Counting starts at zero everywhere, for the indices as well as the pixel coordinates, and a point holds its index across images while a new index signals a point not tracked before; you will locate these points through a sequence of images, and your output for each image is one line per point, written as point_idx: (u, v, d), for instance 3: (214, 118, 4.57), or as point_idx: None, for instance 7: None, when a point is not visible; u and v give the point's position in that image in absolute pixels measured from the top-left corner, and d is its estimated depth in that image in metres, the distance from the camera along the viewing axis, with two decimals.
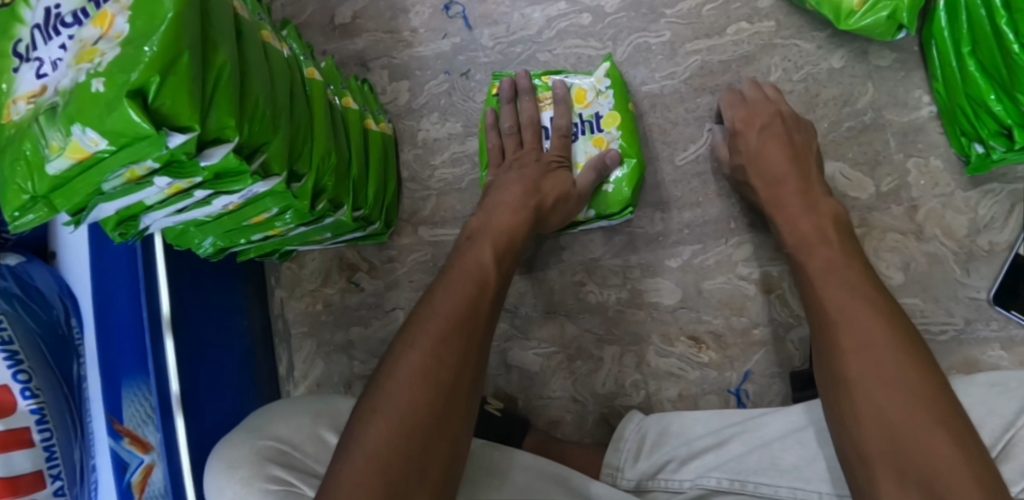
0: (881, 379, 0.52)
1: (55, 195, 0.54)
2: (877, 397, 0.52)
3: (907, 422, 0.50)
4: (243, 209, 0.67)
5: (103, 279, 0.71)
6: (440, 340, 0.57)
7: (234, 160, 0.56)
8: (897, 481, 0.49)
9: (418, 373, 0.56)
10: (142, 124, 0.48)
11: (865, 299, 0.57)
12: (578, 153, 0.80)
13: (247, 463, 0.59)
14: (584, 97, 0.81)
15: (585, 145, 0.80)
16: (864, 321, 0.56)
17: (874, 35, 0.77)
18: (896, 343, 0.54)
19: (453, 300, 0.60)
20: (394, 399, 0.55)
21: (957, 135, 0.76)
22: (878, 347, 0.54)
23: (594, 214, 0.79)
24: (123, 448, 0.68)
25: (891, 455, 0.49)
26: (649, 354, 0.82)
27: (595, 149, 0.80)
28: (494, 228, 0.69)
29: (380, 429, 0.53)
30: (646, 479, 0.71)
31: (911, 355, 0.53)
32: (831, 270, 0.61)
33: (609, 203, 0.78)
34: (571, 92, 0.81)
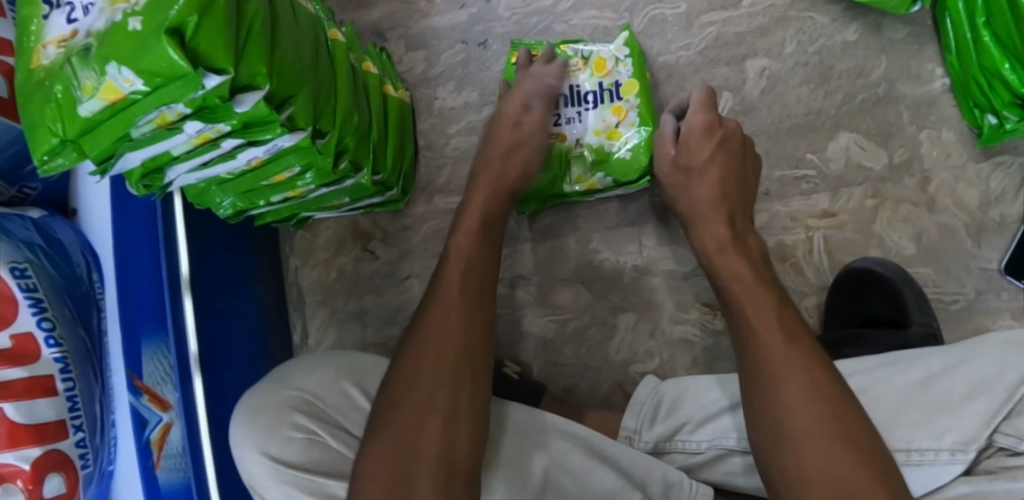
0: (823, 433, 0.52)
1: (84, 140, 0.54)
2: (819, 455, 0.52)
3: (845, 477, 0.50)
4: (265, 167, 0.68)
5: (122, 233, 0.70)
6: (448, 330, 0.63)
7: (264, 110, 0.57)
8: None
9: (432, 362, 0.61)
10: (179, 62, 0.48)
11: (797, 350, 0.57)
12: (596, 120, 0.80)
13: (270, 413, 0.62)
14: (604, 66, 0.81)
15: (603, 113, 0.80)
16: (799, 363, 0.56)
17: (889, 8, 0.78)
18: (833, 394, 0.54)
19: (452, 293, 0.66)
20: (414, 386, 0.60)
21: (970, 108, 0.78)
22: (818, 397, 0.54)
23: (610, 181, 0.80)
24: (142, 405, 0.68)
25: None
26: (663, 321, 0.82)
27: (612, 117, 0.79)
28: (478, 210, 0.72)
29: (405, 415, 0.59)
30: (663, 441, 0.74)
31: (842, 407, 0.54)
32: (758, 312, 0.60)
33: (626, 170, 0.79)
34: (590, 61, 0.81)
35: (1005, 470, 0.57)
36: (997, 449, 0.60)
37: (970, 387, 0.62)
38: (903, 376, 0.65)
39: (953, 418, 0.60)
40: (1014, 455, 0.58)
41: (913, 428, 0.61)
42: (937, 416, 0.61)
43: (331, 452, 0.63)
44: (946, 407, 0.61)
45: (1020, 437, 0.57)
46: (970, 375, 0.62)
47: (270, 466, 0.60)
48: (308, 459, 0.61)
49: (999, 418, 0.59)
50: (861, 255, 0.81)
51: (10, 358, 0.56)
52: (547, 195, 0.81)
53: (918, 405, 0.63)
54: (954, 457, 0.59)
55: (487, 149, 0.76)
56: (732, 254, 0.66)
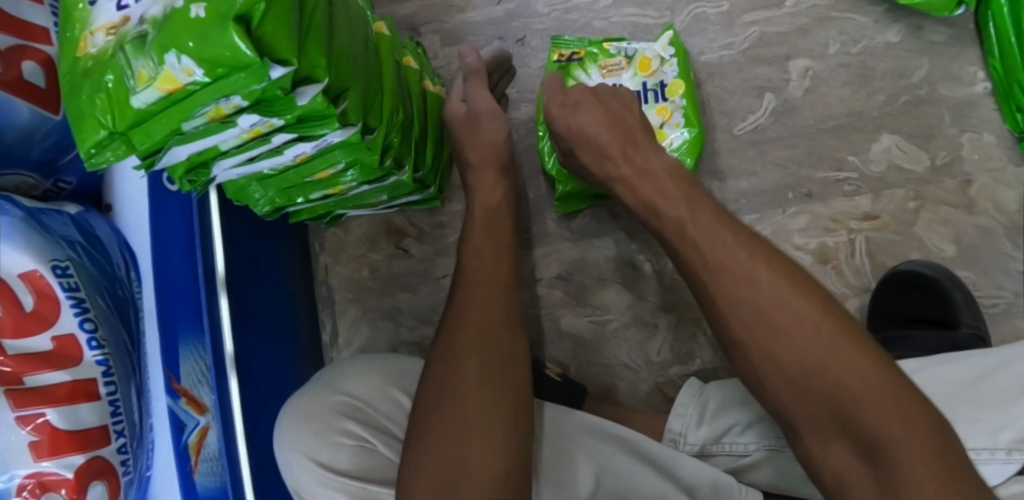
0: (780, 328, 0.50)
1: (134, 132, 0.52)
2: (777, 350, 0.50)
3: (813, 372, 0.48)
4: (310, 163, 0.66)
5: (159, 230, 0.67)
6: (468, 328, 0.61)
7: (322, 104, 0.54)
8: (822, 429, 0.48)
9: (454, 358, 0.59)
10: (246, 52, 0.46)
11: (730, 244, 0.54)
12: None
13: (319, 418, 0.61)
14: (648, 67, 0.80)
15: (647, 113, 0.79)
16: (738, 259, 0.53)
17: (932, 10, 0.79)
18: (788, 286, 0.51)
19: (473, 291, 0.64)
20: (439, 386, 0.58)
21: (1012, 111, 0.78)
22: (758, 285, 0.51)
23: None
24: (179, 408, 0.65)
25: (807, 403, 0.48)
26: (704, 322, 0.82)
27: (657, 118, 0.79)
28: (496, 208, 0.72)
29: (434, 415, 0.56)
30: (710, 443, 0.73)
31: (802, 300, 0.51)
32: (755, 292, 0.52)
33: None
34: (634, 61, 0.80)
35: None
36: None
37: None
38: (953, 375, 0.66)
39: (1010, 414, 0.60)
40: None
41: (969, 424, 0.60)
42: (993, 412, 0.60)
43: (382, 459, 0.61)
44: (1002, 404, 0.61)
45: None
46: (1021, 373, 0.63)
47: (318, 471, 0.59)
48: (359, 466, 0.60)
49: None
50: (902, 257, 0.81)
51: (47, 361, 0.54)
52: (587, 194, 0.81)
53: (971, 400, 0.62)
54: (1011, 456, 0.58)
55: (479, 145, 0.75)
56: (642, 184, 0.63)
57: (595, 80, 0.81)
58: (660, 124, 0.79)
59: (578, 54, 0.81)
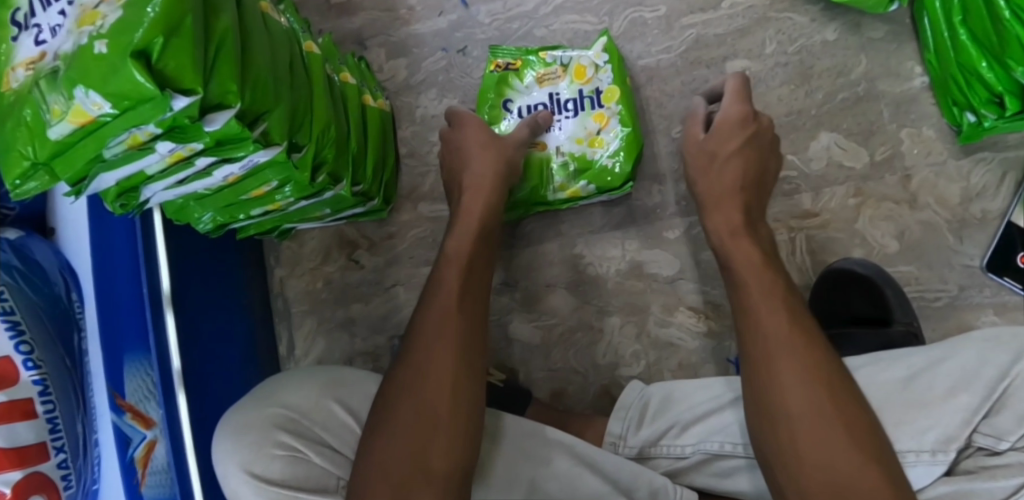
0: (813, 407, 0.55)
1: (56, 162, 0.54)
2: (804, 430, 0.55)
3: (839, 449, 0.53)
4: (243, 182, 0.68)
5: (102, 250, 0.70)
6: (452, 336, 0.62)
7: (236, 127, 0.56)
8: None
9: (430, 379, 0.60)
10: (146, 84, 0.47)
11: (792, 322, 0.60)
12: (577, 127, 0.81)
13: (254, 429, 0.61)
14: (583, 74, 0.81)
15: (585, 121, 0.81)
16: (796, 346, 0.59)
17: (867, 8, 0.78)
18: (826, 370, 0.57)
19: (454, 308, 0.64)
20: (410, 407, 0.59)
21: (949, 106, 0.78)
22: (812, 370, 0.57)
23: (594, 189, 0.80)
24: (125, 423, 0.68)
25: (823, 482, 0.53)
26: (649, 324, 0.83)
27: (594, 124, 0.80)
28: (476, 221, 0.71)
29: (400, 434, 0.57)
30: (649, 446, 0.74)
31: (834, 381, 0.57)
32: (799, 398, 0.56)
33: (609, 178, 0.79)
34: (569, 69, 0.81)
35: (985, 469, 0.58)
36: (976, 449, 0.60)
37: (953, 382, 0.61)
38: (885, 374, 0.65)
39: (935, 416, 0.61)
40: (993, 455, 0.59)
41: (895, 428, 0.61)
42: (918, 414, 0.61)
43: (314, 469, 0.62)
44: (930, 404, 0.61)
45: (998, 436, 0.58)
46: (949, 371, 0.62)
47: (254, 484, 0.59)
48: (291, 477, 0.60)
49: (980, 417, 0.59)
50: (845, 255, 0.81)
51: None
52: (530, 204, 0.81)
53: (900, 401, 0.63)
54: (936, 457, 0.59)
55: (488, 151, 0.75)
56: (743, 239, 0.68)
57: (532, 89, 0.82)
58: (597, 130, 0.80)
59: (514, 63, 0.82)
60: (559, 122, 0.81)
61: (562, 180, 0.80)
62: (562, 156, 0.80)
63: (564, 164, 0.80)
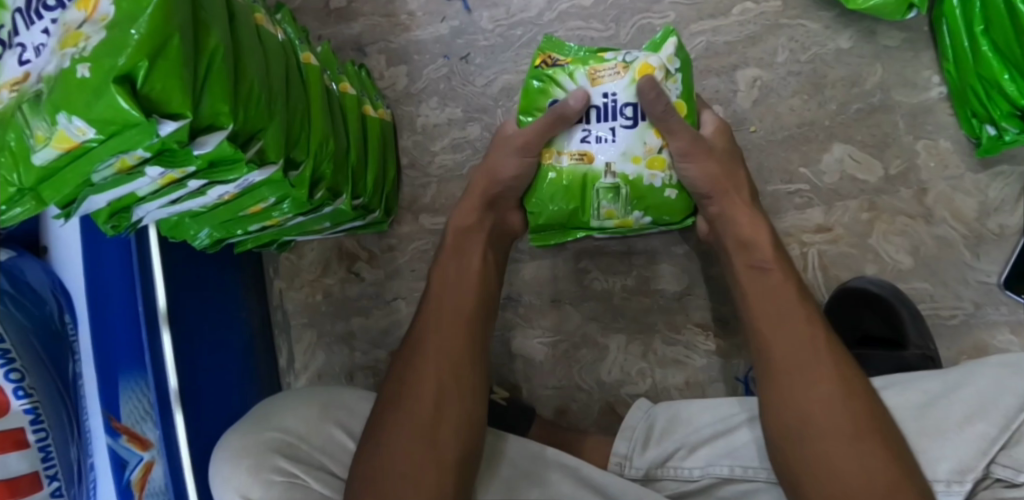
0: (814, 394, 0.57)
1: (43, 187, 0.52)
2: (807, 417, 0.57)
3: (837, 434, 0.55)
4: (239, 200, 0.66)
5: (95, 269, 0.68)
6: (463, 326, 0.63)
7: (229, 149, 0.54)
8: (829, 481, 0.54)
9: (426, 385, 0.59)
10: (131, 112, 0.45)
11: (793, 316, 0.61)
12: (635, 142, 0.66)
13: (251, 453, 0.59)
14: (650, 73, 0.65)
15: (643, 134, 0.66)
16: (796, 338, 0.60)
17: (883, 16, 0.75)
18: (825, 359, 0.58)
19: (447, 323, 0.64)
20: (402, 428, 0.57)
21: (968, 117, 0.75)
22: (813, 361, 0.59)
23: (648, 220, 0.70)
24: (121, 446, 0.66)
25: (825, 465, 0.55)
26: (654, 342, 0.82)
27: (655, 140, 0.66)
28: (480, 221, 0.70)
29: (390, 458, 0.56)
30: (655, 467, 0.72)
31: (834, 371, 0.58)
32: (806, 387, 0.58)
33: (666, 208, 0.69)
34: (633, 66, 0.66)
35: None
36: (994, 480, 0.57)
37: (969, 411, 0.59)
38: (901, 399, 0.63)
39: (948, 445, 0.58)
40: (1011, 487, 0.56)
41: None
42: (931, 441, 0.59)
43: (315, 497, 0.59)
44: (944, 432, 0.59)
45: (1016, 468, 0.55)
46: (965, 398, 0.60)
47: None
48: None
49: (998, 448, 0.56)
50: (856, 271, 0.79)
51: None
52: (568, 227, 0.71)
53: (913, 431, 0.61)
54: (950, 488, 0.57)
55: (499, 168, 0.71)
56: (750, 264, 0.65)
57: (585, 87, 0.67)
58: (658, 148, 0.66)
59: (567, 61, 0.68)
60: (611, 130, 0.67)
61: (613, 208, 0.68)
62: (612, 176, 0.67)
63: (614, 187, 0.67)
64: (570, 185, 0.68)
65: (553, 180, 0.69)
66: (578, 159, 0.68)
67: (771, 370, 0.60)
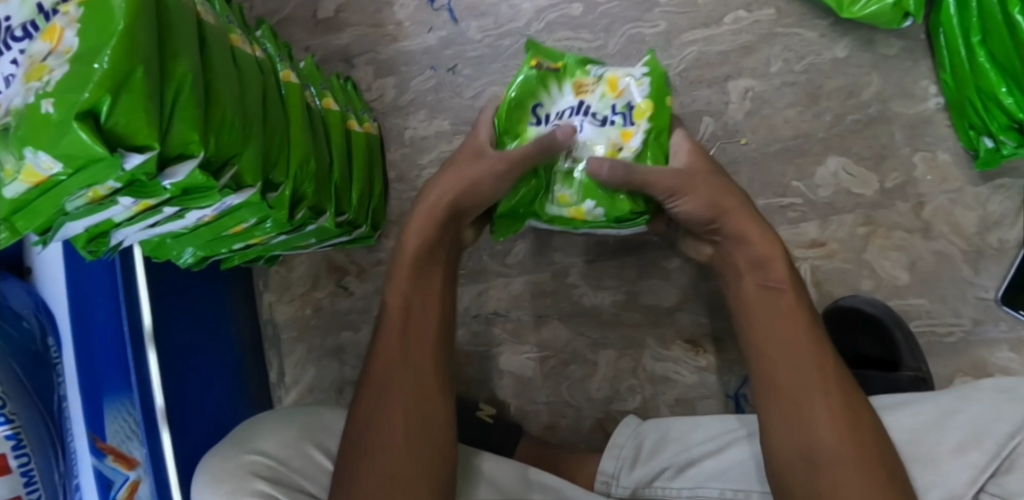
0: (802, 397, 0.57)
1: (15, 217, 0.51)
2: (788, 415, 0.57)
3: (820, 436, 0.55)
4: (219, 221, 0.65)
5: (80, 291, 0.68)
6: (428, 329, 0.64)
7: (202, 178, 0.53)
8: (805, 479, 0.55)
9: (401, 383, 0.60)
10: (94, 147, 0.44)
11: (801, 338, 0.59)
12: (599, 136, 0.63)
13: (232, 478, 0.60)
14: (618, 85, 0.63)
15: (608, 132, 0.63)
16: (788, 342, 0.59)
17: (881, 24, 0.73)
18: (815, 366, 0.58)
19: (407, 347, 0.62)
20: (384, 462, 0.57)
21: (965, 128, 0.72)
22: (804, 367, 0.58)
23: (601, 214, 0.65)
24: (106, 466, 0.66)
25: (799, 463, 0.55)
26: (645, 358, 0.80)
27: (616, 138, 0.63)
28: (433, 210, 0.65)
29: (378, 474, 0.56)
30: (643, 486, 0.71)
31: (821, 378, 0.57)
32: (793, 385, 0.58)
33: (617, 205, 0.64)
34: (603, 80, 0.64)
35: None
36: None
37: (962, 437, 0.57)
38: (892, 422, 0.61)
39: (938, 473, 0.57)
40: None
41: None
42: (921, 469, 0.57)
43: None
44: (936, 460, 0.57)
45: (1006, 497, 0.54)
46: (959, 425, 0.58)
47: None
48: None
49: (988, 476, 0.55)
50: (852, 287, 0.77)
51: None
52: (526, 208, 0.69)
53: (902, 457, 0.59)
54: None
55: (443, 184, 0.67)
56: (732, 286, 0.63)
57: (564, 96, 0.65)
58: (620, 145, 0.63)
59: (553, 65, 0.65)
60: (580, 125, 0.64)
61: (567, 194, 0.65)
62: (570, 160, 0.64)
63: (567, 170, 0.65)
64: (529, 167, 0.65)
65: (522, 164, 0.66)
66: (542, 143, 0.65)
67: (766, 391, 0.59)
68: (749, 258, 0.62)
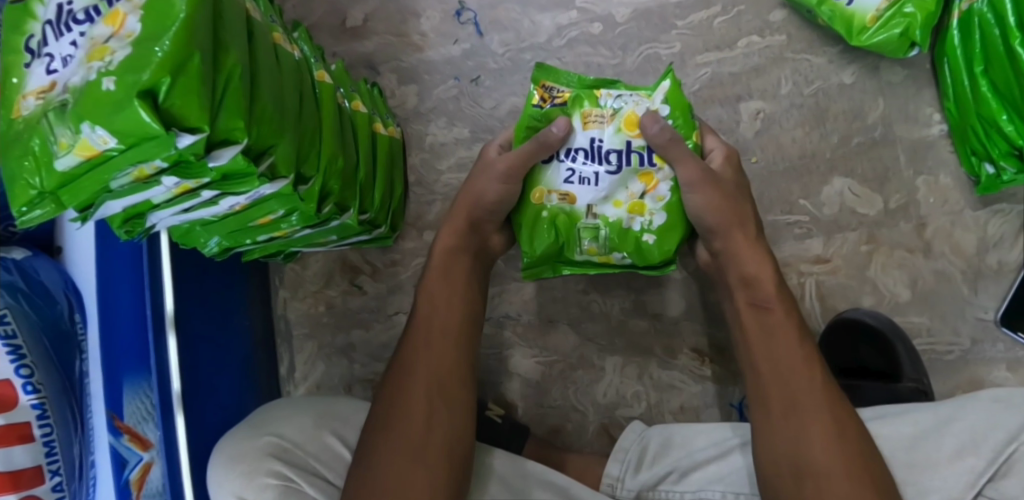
0: (793, 408, 0.59)
1: (62, 192, 0.53)
2: (780, 426, 0.59)
3: (809, 447, 0.57)
4: (249, 211, 0.67)
5: (107, 273, 0.70)
6: (438, 330, 0.65)
7: (242, 163, 0.56)
8: (796, 488, 0.56)
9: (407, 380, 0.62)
10: (151, 125, 0.47)
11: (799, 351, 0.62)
12: (621, 185, 0.65)
13: (248, 458, 0.60)
14: (636, 124, 0.65)
15: (629, 180, 0.65)
16: (783, 354, 0.62)
17: (886, 53, 0.77)
18: (809, 379, 0.60)
19: (414, 348, 0.64)
20: (375, 459, 0.57)
21: (967, 155, 0.76)
22: (797, 380, 0.60)
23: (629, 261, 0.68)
24: (122, 445, 0.68)
25: (790, 473, 0.57)
26: (651, 365, 0.82)
27: (639, 185, 0.65)
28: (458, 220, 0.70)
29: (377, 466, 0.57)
30: (647, 490, 0.72)
31: (815, 390, 0.59)
32: (783, 397, 0.60)
33: (650, 256, 0.67)
34: (620, 115, 0.65)
35: None
36: None
37: (959, 444, 0.59)
38: (890, 430, 0.62)
39: (938, 478, 0.58)
40: None
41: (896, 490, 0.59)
42: (921, 474, 0.59)
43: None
44: (934, 465, 0.59)
45: None
46: (956, 432, 0.60)
47: None
48: None
49: (985, 480, 0.57)
50: (854, 303, 0.79)
51: None
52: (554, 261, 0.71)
53: (900, 464, 0.60)
54: None
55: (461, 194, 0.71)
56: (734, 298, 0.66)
57: (575, 133, 0.66)
58: (641, 193, 0.66)
59: (563, 95, 0.67)
60: (596, 175, 0.65)
61: (595, 247, 0.68)
62: (594, 217, 0.67)
63: (595, 226, 0.67)
64: (553, 222, 0.67)
65: (544, 218, 0.68)
66: (564, 198, 0.67)
67: (759, 401, 0.61)
68: (739, 275, 0.65)
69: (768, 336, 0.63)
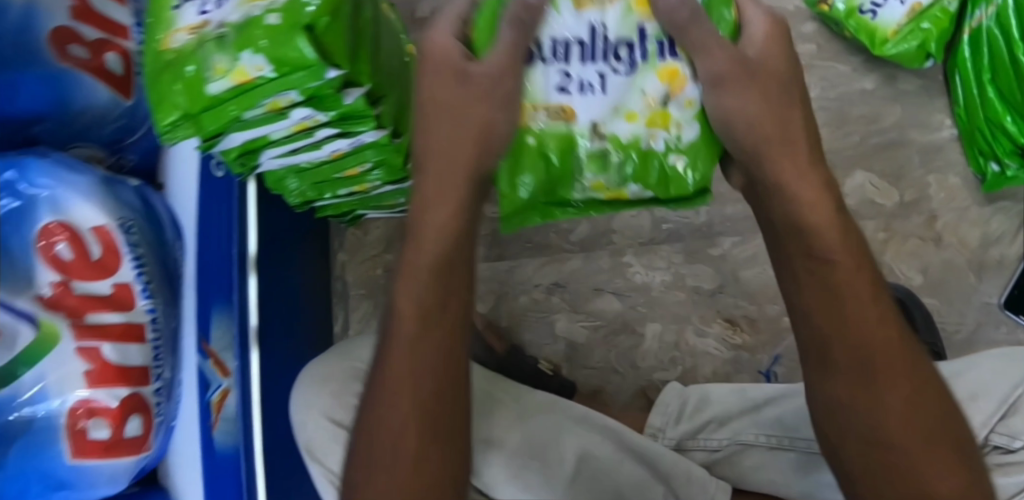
0: (859, 380, 0.52)
1: (202, 116, 0.59)
2: (845, 398, 0.53)
3: (872, 414, 0.52)
4: (343, 160, 0.74)
5: (206, 205, 0.74)
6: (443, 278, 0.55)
7: (363, 105, 0.63)
8: (864, 463, 0.52)
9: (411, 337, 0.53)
10: (310, 55, 0.55)
11: (863, 301, 0.53)
12: (632, 89, 0.56)
13: (335, 380, 0.69)
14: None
15: (648, 79, 0.55)
16: (849, 311, 0.53)
17: (903, 63, 0.88)
18: (875, 336, 0.53)
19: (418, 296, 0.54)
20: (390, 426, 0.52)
21: (975, 155, 0.87)
22: (862, 340, 0.53)
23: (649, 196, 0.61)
24: (207, 368, 0.72)
25: (861, 446, 0.52)
26: (688, 333, 0.90)
27: (660, 85, 0.55)
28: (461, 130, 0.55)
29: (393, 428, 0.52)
30: (687, 439, 0.80)
31: (884, 349, 0.53)
32: (847, 364, 0.53)
33: (672, 188, 0.58)
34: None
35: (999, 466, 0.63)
36: (991, 448, 0.65)
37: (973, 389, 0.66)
38: None
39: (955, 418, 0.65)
40: (1007, 453, 0.64)
41: None
42: None
43: None
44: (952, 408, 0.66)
45: (1012, 435, 0.63)
46: (969, 380, 0.67)
47: (336, 430, 0.67)
48: None
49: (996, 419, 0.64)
50: None
51: (110, 303, 0.61)
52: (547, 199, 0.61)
53: None
54: None
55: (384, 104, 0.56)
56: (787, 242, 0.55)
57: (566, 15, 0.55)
58: (663, 99, 0.56)
59: None
60: (602, 78, 0.55)
61: (602, 181, 0.59)
62: (600, 138, 0.57)
63: (601, 151, 0.57)
64: (543, 149, 0.57)
65: (531, 145, 0.57)
66: (556, 114, 0.57)
67: (814, 368, 0.54)
68: (788, 208, 0.54)
69: (823, 288, 0.54)
